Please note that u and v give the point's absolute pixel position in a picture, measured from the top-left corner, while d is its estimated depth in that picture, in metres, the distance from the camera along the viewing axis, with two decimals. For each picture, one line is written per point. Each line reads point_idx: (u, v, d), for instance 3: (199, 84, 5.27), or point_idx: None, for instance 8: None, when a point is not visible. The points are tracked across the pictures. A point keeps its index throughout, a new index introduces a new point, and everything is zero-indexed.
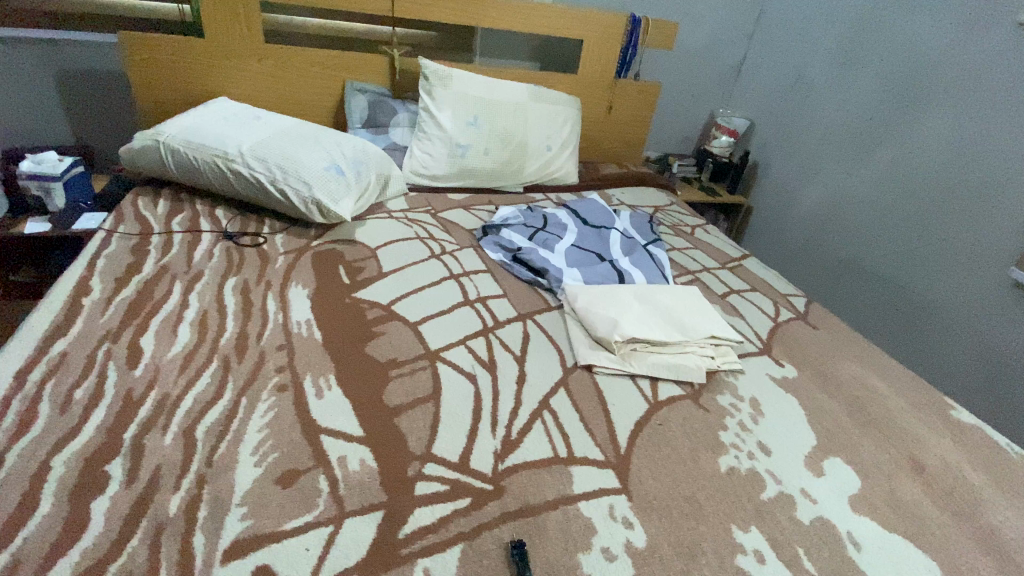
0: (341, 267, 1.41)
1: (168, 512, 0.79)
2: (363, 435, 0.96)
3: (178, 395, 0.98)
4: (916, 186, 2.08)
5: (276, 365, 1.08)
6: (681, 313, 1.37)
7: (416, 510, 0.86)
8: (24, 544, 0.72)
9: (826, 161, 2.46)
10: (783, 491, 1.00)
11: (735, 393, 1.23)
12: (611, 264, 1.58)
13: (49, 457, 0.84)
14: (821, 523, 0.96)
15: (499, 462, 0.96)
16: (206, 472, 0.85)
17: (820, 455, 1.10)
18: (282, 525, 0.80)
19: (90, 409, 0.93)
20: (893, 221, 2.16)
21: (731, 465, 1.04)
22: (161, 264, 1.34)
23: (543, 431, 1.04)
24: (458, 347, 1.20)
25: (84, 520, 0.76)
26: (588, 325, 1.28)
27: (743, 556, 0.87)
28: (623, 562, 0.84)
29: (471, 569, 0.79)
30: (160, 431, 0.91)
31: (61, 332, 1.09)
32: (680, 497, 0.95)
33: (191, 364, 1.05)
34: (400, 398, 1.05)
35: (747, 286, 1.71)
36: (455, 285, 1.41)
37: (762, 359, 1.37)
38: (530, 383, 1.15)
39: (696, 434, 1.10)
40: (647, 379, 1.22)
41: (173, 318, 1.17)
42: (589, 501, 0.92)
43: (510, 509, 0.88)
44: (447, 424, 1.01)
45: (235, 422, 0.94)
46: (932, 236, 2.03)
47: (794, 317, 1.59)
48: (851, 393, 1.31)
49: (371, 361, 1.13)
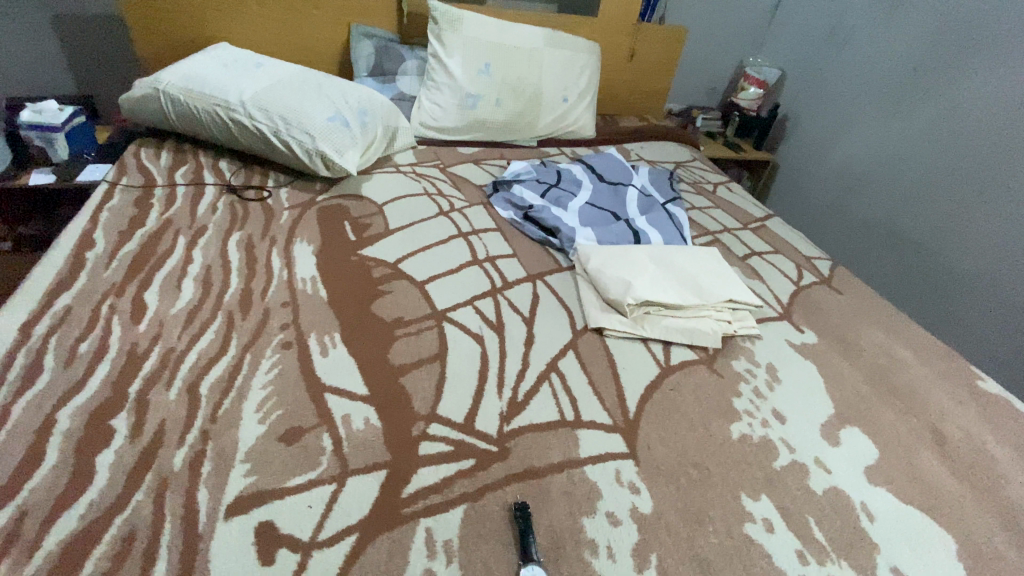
0: (347, 223, 1.37)
1: (173, 467, 0.79)
2: (367, 394, 0.95)
3: (182, 351, 0.97)
4: (956, 145, 1.94)
5: (281, 322, 1.06)
6: (698, 276, 1.30)
7: (420, 469, 0.85)
8: (31, 495, 0.73)
9: (860, 117, 2.30)
10: (796, 460, 0.98)
11: (751, 359, 1.19)
12: (627, 223, 1.51)
13: (55, 411, 0.84)
14: (834, 493, 0.93)
15: (505, 425, 0.94)
16: (211, 428, 0.85)
17: (837, 425, 1.07)
18: (286, 483, 0.80)
19: (95, 364, 0.92)
20: (924, 183, 2.04)
21: (744, 432, 1.01)
22: (164, 217, 1.32)
23: (550, 394, 1.01)
24: (466, 308, 1.17)
25: (89, 474, 0.76)
26: (599, 286, 1.23)
27: (751, 524, 0.85)
28: (628, 527, 0.82)
29: (474, 530, 0.79)
30: (164, 386, 0.90)
31: (65, 286, 1.08)
32: (688, 463, 0.93)
33: (195, 320, 1.04)
34: (405, 357, 1.03)
35: (769, 248, 1.63)
36: (463, 244, 1.36)
37: (782, 324, 1.32)
38: (539, 345, 1.12)
39: (708, 400, 1.06)
40: (659, 343, 1.18)
41: (177, 273, 1.15)
42: (595, 465, 0.90)
43: (515, 471, 0.87)
44: (452, 386, 0.99)
45: (239, 379, 0.93)
46: (969, 198, 1.90)
47: (817, 282, 1.52)
48: (872, 361, 1.25)
49: (377, 320, 1.10)
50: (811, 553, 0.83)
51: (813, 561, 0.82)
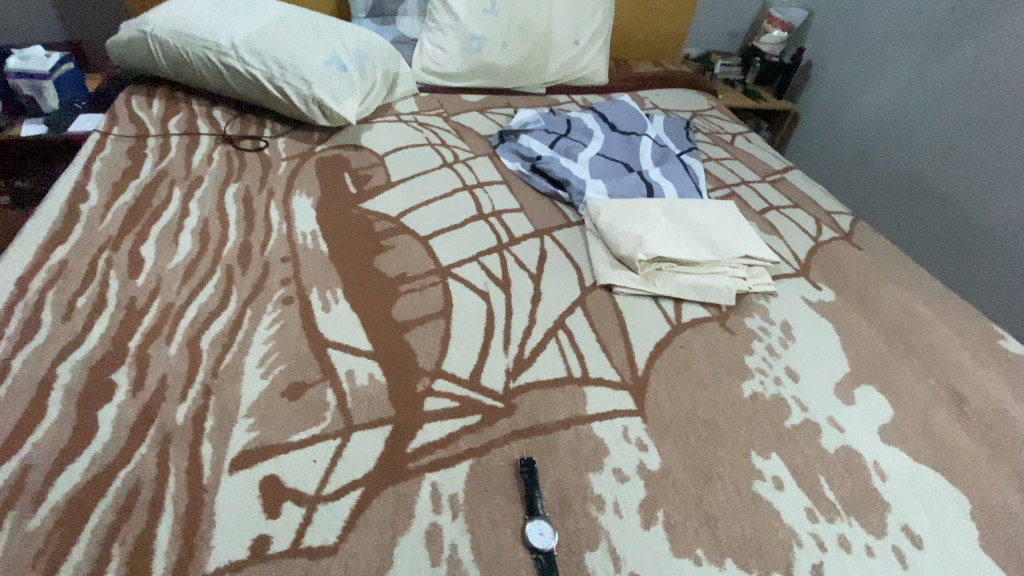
0: (347, 174, 1.32)
1: (175, 421, 0.78)
2: (370, 350, 0.93)
3: (182, 305, 0.95)
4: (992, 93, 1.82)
5: (281, 277, 1.03)
6: (713, 231, 1.24)
7: (426, 425, 0.84)
8: (34, 449, 0.73)
9: (888, 63, 2.16)
10: (808, 419, 0.95)
11: (765, 316, 1.15)
12: (640, 175, 1.44)
13: (55, 365, 0.83)
14: (845, 452, 0.91)
15: (511, 381, 0.92)
16: (212, 383, 0.84)
17: (852, 383, 1.04)
18: (290, 437, 0.79)
19: (94, 318, 0.91)
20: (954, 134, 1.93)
21: (755, 390, 0.99)
22: (159, 168, 1.27)
23: (557, 351, 0.99)
24: (471, 263, 1.13)
25: (92, 428, 0.76)
26: (609, 241, 1.18)
27: (761, 482, 0.84)
28: (635, 483, 0.82)
29: (480, 485, 0.78)
30: (164, 341, 0.89)
31: (60, 239, 1.05)
32: (698, 421, 0.91)
33: (194, 274, 1.02)
34: (409, 313, 1.00)
35: (788, 202, 1.56)
36: (468, 197, 1.30)
37: (798, 281, 1.28)
38: (546, 301, 1.09)
39: (719, 358, 1.03)
40: (670, 300, 1.14)
41: (175, 225, 1.12)
42: (602, 422, 0.89)
43: (521, 427, 0.86)
44: (457, 342, 0.97)
45: (240, 334, 0.91)
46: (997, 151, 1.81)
47: (837, 237, 1.46)
48: (891, 320, 1.21)
49: (379, 276, 1.07)
50: (820, 511, 0.82)
51: (822, 519, 0.81)
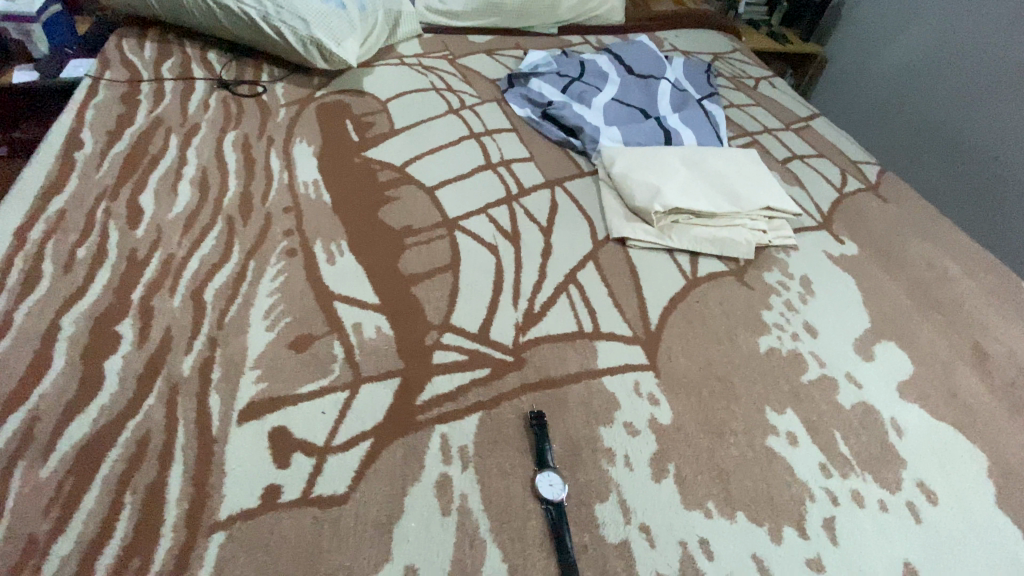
0: (349, 121, 1.26)
1: (182, 372, 0.77)
2: (377, 303, 0.91)
3: (184, 257, 0.93)
4: (986, 41, 1.81)
5: (284, 229, 1.00)
6: (733, 180, 1.18)
7: (434, 378, 0.83)
8: (42, 399, 0.72)
9: (913, 12, 2.04)
10: (826, 374, 0.93)
11: (785, 271, 1.11)
12: (658, 121, 1.36)
13: (59, 317, 0.82)
14: (863, 408, 0.89)
15: (520, 335, 0.90)
16: (217, 335, 0.82)
17: (871, 339, 1.01)
18: (298, 389, 0.78)
19: (95, 269, 0.89)
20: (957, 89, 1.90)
21: (772, 345, 0.96)
22: (154, 115, 1.22)
23: (568, 305, 0.96)
24: (479, 215, 1.09)
25: (98, 379, 0.75)
26: (624, 191, 1.12)
27: (774, 437, 0.83)
28: (646, 437, 0.81)
29: (489, 438, 0.78)
30: (167, 293, 0.87)
31: (57, 189, 1.02)
32: (711, 376, 0.89)
33: (195, 225, 0.99)
34: (416, 266, 0.98)
35: (812, 152, 1.48)
36: (476, 145, 1.25)
37: (820, 235, 1.22)
38: (557, 255, 1.05)
39: (735, 313, 1.00)
40: (686, 254, 1.10)
41: (173, 174, 1.08)
42: (613, 376, 0.87)
43: (531, 381, 0.85)
44: (465, 295, 0.94)
45: (244, 286, 0.89)
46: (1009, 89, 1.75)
47: (862, 189, 1.39)
48: (916, 274, 1.17)
49: (385, 227, 1.03)
50: (834, 467, 0.81)
51: (836, 474, 0.80)
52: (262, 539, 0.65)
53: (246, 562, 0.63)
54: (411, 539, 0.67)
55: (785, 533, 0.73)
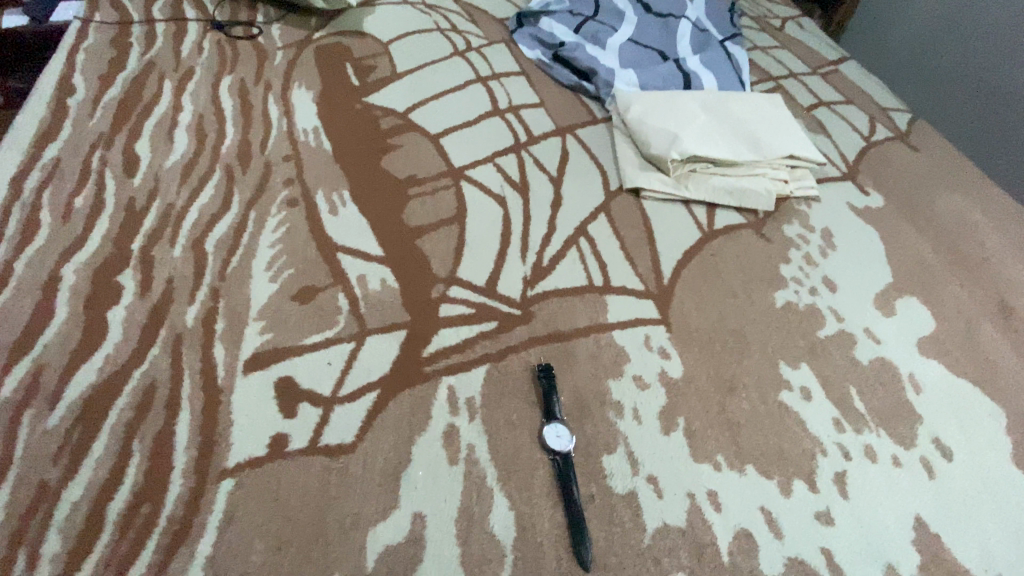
0: (348, 65, 1.19)
1: (186, 323, 0.76)
2: (381, 255, 0.88)
3: (183, 207, 0.90)
4: None
5: (284, 178, 0.96)
6: (756, 126, 1.11)
7: (441, 331, 0.81)
8: (47, 349, 0.72)
9: None
10: (843, 330, 0.90)
11: (806, 223, 1.06)
12: (677, 63, 1.27)
13: (59, 267, 0.80)
14: (881, 364, 0.87)
15: (528, 288, 0.88)
16: (220, 286, 0.81)
17: (894, 294, 0.97)
18: (303, 341, 0.77)
19: (93, 219, 0.87)
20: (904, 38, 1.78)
21: (789, 300, 0.93)
22: (146, 59, 1.16)
23: (578, 258, 0.93)
24: (486, 164, 1.04)
25: (102, 329, 0.75)
26: (639, 139, 1.06)
27: (788, 392, 0.81)
28: (656, 390, 0.79)
29: (496, 390, 0.77)
30: (168, 243, 0.85)
31: (50, 137, 0.99)
32: (725, 330, 0.87)
33: (193, 174, 0.96)
34: (421, 217, 0.94)
35: (839, 98, 1.39)
36: (483, 90, 1.18)
37: (844, 186, 1.16)
38: (567, 206, 1.01)
39: (752, 266, 0.97)
40: (702, 205, 1.05)
41: (168, 121, 1.04)
42: (623, 330, 0.85)
43: (539, 334, 0.83)
44: (472, 247, 0.92)
45: (245, 237, 0.87)
46: None
47: (891, 138, 1.31)
48: (943, 228, 1.11)
49: (388, 177, 0.99)
50: (848, 422, 0.79)
51: (850, 429, 0.79)
52: (271, 487, 0.65)
53: (255, 508, 0.64)
54: (419, 487, 0.67)
55: (795, 487, 0.73)
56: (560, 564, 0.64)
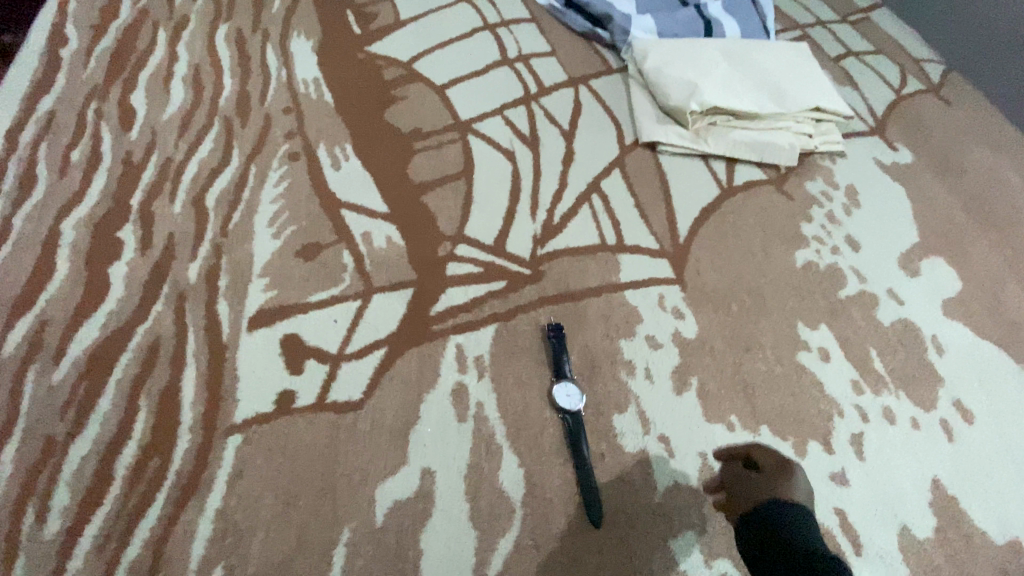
0: (350, 12, 1.13)
1: (188, 279, 0.75)
2: (386, 212, 0.85)
3: (182, 161, 0.87)
4: None
5: (285, 131, 0.93)
6: (780, 76, 1.04)
7: (449, 289, 0.79)
8: (49, 305, 0.71)
9: None
10: (865, 290, 0.87)
11: (830, 180, 1.01)
12: (698, 8, 1.18)
13: (58, 222, 0.79)
14: (903, 325, 0.84)
15: (539, 247, 0.85)
16: (222, 242, 0.79)
17: (919, 253, 0.93)
18: (307, 298, 0.75)
19: (91, 174, 0.84)
20: None
21: (809, 259, 0.89)
22: (139, 6, 1.11)
23: (590, 215, 0.90)
24: (494, 117, 1.00)
25: (104, 285, 0.73)
26: (656, 90, 1.01)
27: (805, 353, 0.79)
28: (669, 350, 0.77)
29: (505, 350, 0.75)
30: (168, 198, 0.83)
31: (44, 89, 0.95)
32: (742, 290, 0.84)
33: (191, 127, 0.92)
34: (427, 173, 0.91)
35: (869, 48, 1.31)
36: (491, 39, 1.12)
37: (872, 141, 1.10)
38: (580, 161, 0.96)
39: (772, 225, 0.93)
40: (721, 160, 1.00)
41: (164, 72, 1.00)
42: (636, 289, 0.82)
43: (549, 294, 0.80)
44: (480, 204, 0.88)
45: (246, 192, 0.84)
46: None
47: (923, 90, 1.23)
48: (974, 186, 1.06)
49: (392, 130, 0.95)
50: (867, 384, 0.77)
51: (868, 391, 0.77)
52: (278, 442, 0.65)
53: (264, 463, 0.63)
54: (427, 444, 0.67)
55: (809, 448, 0.71)
56: (569, 521, 0.64)
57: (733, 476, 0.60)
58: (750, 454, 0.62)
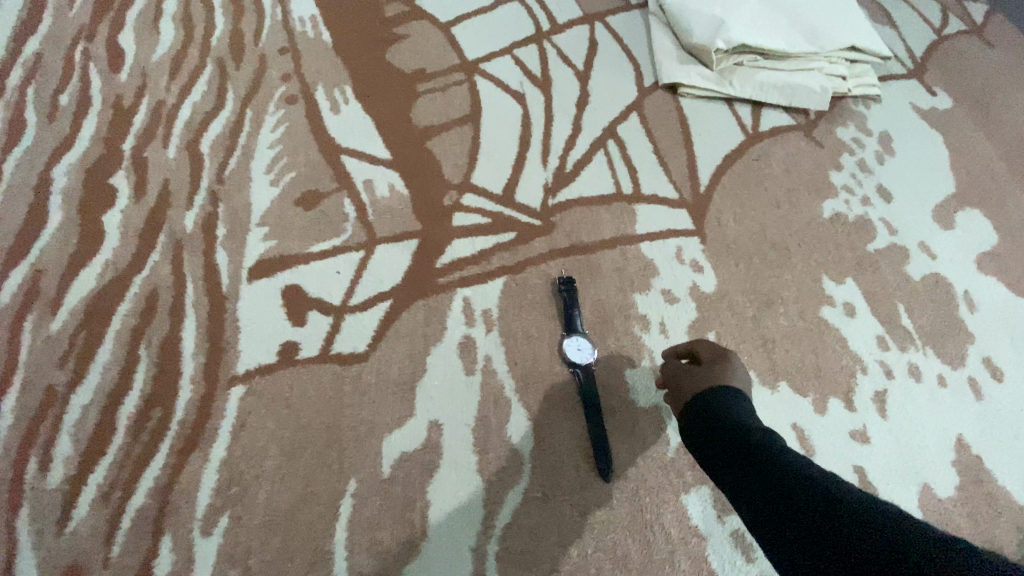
0: None
1: (185, 228, 0.72)
2: (389, 159, 0.81)
3: (174, 104, 0.83)
4: None
5: (281, 73, 0.87)
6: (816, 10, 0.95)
7: (455, 240, 0.75)
8: (44, 253, 0.69)
9: None
10: (896, 243, 0.82)
11: (863, 126, 0.94)
12: None
13: (48, 168, 0.75)
14: (934, 281, 0.79)
15: (550, 196, 0.81)
16: (218, 189, 0.75)
17: (955, 205, 0.87)
18: (308, 249, 0.72)
19: (80, 118, 0.80)
20: None
21: (838, 210, 0.84)
22: None
23: (605, 163, 0.84)
24: (503, 57, 0.93)
25: (99, 233, 0.71)
26: (678, 27, 0.93)
27: (829, 308, 0.75)
28: (686, 304, 0.74)
29: (514, 303, 0.72)
30: (161, 144, 0.79)
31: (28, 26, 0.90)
32: (764, 242, 0.79)
33: (182, 67, 0.87)
34: (432, 117, 0.85)
35: None
36: None
37: (910, 84, 1.02)
38: (595, 105, 0.90)
39: (799, 173, 0.87)
40: (746, 105, 0.94)
41: (151, 8, 0.93)
42: (653, 242, 0.78)
43: (560, 246, 0.77)
44: (488, 151, 0.83)
45: (242, 138, 0.80)
46: None
47: (967, 29, 1.13)
48: (1017, 134, 0.98)
49: (394, 72, 0.89)
50: (893, 340, 0.74)
51: (894, 347, 0.73)
52: (282, 393, 0.63)
53: (268, 415, 0.62)
54: (435, 397, 0.65)
55: (830, 405, 0.69)
56: (579, 475, 0.63)
57: (675, 369, 0.62)
58: (693, 350, 0.63)
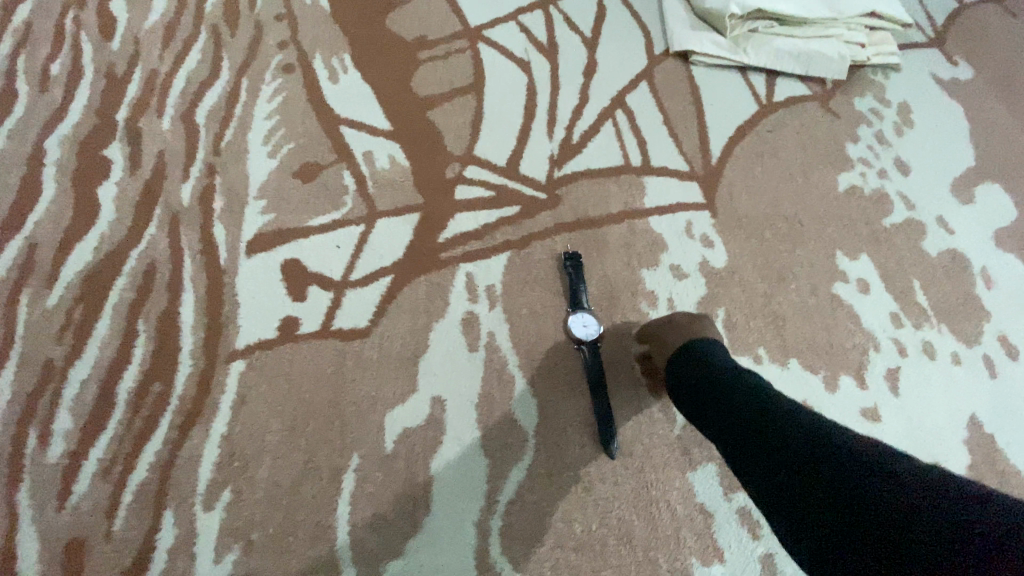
0: None
1: (181, 201, 0.70)
2: (390, 130, 0.78)
3: (168, 73, 0.80)
4: None
5: (277, 40, 0.84)
6: None
7: (458, 214, 0.73)
8: (39, 227, 0.67)
9: None
10: (913, 218, 0.79)
11: (882, 96, 0.91)
12: None
13: (41, 139, 0.73)
14: (951, 257, 0.77)
15: (555, 169, 0.78)
16: (215, 161, 0.73)
17: (974, 178, 0.84)
18: (308, 223, 0.71)
19: (72, 87, 0.78)
20: None
21: (853, 183, 0.81)
22: None
23: (613, 134, 0.82)
24: (508, 24, 0.89)
25: (94, 206, 0.69)
26: None
27: (842, 284, 0.73)
28: (695, 280, 0.72)
29: (518, 278, 0.70)
30: (155, 114, 0.76)
31: None
32: (777, 216, 0.77)
33: (175, 34, 0.84)
34: (434, 87, 0.82)
35: None
36: None
37: (932, 52, 0.98)
38: (603, 74, 0.87)
39: (814, 145, 0.84)
40: (760, 74, 0.90)
41: None
42: (661, 216, 0.76)
43: (566, 220, 0.74)
44: (492, 122, 0.81)
45: (238, 108, 0.78)
46: None
47: None
48: None
49: (395, 39, 0.86)
50: (907, 317, 0.72)
51: (908, 325, 0.72)
52: (283, 369, 0.63)
53: (269, 390, 0.61)
54: (438, 374, 0.64)
55: (841, 383, 0.67)
56: (584, 452, 0.62)
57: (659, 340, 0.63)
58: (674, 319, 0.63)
